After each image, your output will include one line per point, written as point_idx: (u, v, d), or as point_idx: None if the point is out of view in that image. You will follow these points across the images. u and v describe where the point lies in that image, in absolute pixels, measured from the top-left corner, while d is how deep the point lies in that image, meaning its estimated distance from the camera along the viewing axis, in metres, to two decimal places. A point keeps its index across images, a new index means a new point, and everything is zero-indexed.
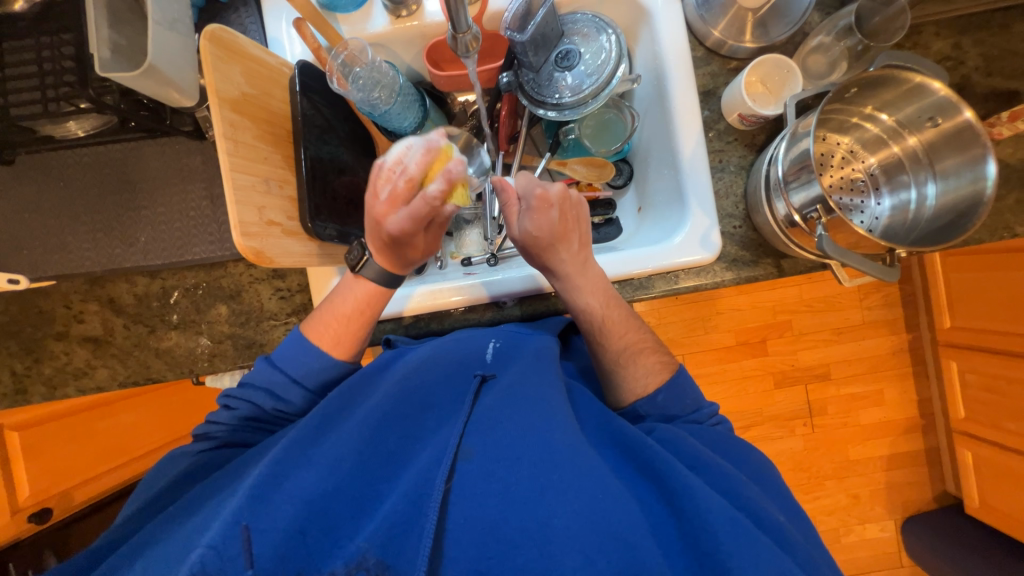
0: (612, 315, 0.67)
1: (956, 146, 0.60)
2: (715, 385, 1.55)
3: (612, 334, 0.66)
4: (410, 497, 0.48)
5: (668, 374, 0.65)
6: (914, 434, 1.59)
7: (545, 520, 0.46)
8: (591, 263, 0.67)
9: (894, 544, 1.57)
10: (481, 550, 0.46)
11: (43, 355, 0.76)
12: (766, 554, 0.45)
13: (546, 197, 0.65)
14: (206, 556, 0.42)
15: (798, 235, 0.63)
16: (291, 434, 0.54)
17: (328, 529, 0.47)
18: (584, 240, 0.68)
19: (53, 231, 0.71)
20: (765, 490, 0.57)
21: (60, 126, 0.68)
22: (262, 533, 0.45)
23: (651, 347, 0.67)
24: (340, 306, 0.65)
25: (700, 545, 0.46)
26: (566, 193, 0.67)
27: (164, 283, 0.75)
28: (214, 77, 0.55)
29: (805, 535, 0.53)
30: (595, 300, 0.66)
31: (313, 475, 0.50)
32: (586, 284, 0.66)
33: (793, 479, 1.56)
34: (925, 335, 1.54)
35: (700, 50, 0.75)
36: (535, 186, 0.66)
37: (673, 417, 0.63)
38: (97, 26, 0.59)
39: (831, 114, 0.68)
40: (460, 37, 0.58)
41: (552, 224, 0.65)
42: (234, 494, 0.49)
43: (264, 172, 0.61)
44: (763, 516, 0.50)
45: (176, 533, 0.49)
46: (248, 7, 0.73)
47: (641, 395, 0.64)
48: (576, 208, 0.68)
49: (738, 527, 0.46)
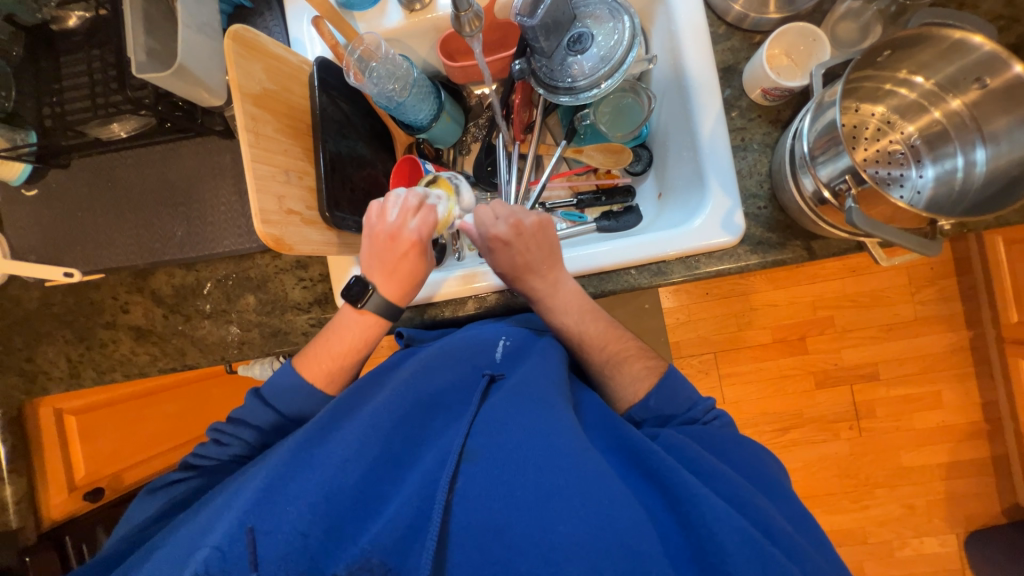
0: (593, 331, 0.69)
1: (1008, 105, 0.55)
2: (750, 385, 1.47)
3: (595, 345, 0.68)
4: (415, 501, 0.50)
5: (657, 378, 0.64)
6: (979, 441, 1.44)
7: (550, 527, 0.46)
8: (562, 282, 0.69)
9: (956, 560, 1.44)
10: (486, 555, 0.47)
11: (93, 342, 0.82)
12: (773, 563, 0.43)
13: (498, 238, 0.68)
14: (209, 558, 0.45)
15: (829, 213, 0.59)
16: (296, 437, 0.56)
17: (335, 533, 0.48)
18: (552, 259, 0.69)
19: (102, 228, 0.77)
20: (772, 500, 0.54)
21: (106, 128, 0.74)
22: (266, 535, 0.47)
23: (636, 354, 0.68)
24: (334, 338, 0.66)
25: (705, 554, 0.45)
26: (519, 223, 0.68)
27: (199, 275, 0.80)
28: (238, 73, 0.58)
29: (816, 549, 0.51)
30: (571, 319, 0.68)
31: (316, 477, 0.51)
32: (561, 306, 0.69)
33: (838, 485, 1.46)
34: (989, 332, 1.40)
35: (720, 27, 0.72)
36: (490, 225, 0.68)
37: (667, 418, 0.62)
38: (135, 32, 0.64)
39: (860, 82, 0.64)
40: (462, 15, 0.60)
41: (512, 259, 0.68)
42: (242, 493, 0.51)
43: (283, 163, 0.64)
44: (769, 526, 0.48)
45: (188, 526, 0.52)
46: (273, 11, 0.77)
47: (632, 402, 0.64)
48: (537, 233, 0.69)
49: (745, 536, 0.44)
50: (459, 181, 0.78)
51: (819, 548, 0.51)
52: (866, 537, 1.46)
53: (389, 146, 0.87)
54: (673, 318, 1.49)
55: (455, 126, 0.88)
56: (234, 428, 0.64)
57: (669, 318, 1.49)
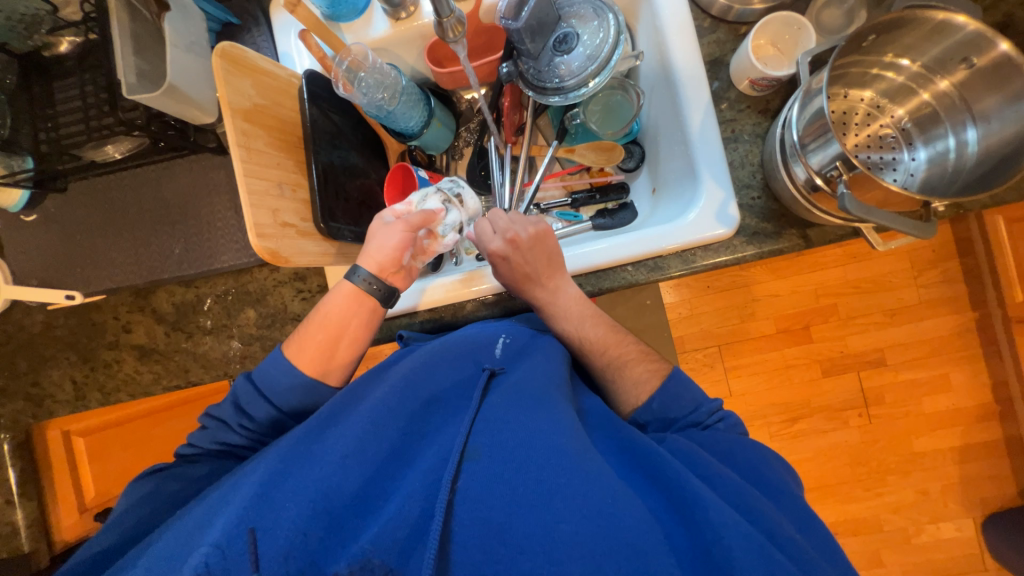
0: (593, 336, 0.69)
1: (995, 84, 0.55)
2: (756, 376, 1.47)
3: (594, 349, 0.69)
4: (416, 502, 0.50)
5: (658, 380, 0.64)
6: (990, 423, 1.43)
7: (551, 525, 0.46)
8: (563, 289, 0.70)
9: (973, 544, 1.42)
10: (487, 554, 0.47)
11: (97, 363, 0.82)
12: (779, 568, 0.43)
13: (496, 254, 0.68)
14: (209, 556, 0.44)
15: (821, 199, 0.59)
16: (296, 435, 0.56)
17: (333, 532, 0.49)
18: (551, 267, 0.69)
19: (101, 248, 0.78)
20: (780, 507, 0.53)
21: (100, 151, 0.74)
22: (267, 533, 0.47)
23: (637, 357, 0.67)
24: (324, 332, 0.66)
25: (710, 555, 0.44)
26: (515, 238, 0.69)
27: (199, 291, 0.80)
28: (226, 90, 0.59)
29: (824, 556, 0.50)
30: (571, 325, 0.69)
31: (317, 474, 0.51)
32: (562, 313, 0.69)
33: (850, 474, 1.45)
34: (995, 312, 1.39)
35: (705, 20, 0.72)
36: (488, 241, 0.69)
37: (671, 421, 0.62)
38: (124, 55, 0.65)
39: (847, 68, 0.63)
40: (444, 22, 0.60)
41: (512, 273, 0.68)
42: (240, 491, 0.51)
43: (276, 177, 0.65)
44: (774, 530, 0.47)
45: (184, 521, 0.52)
46: (260, 27, 0.78)
47: (636, 406, 0.64)
48: (534, 245, 0.69)
49: (750, 539, 0.44)
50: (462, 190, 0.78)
51: (827, 553, 0.50)
52: (881, 525, 1.44)
53: (381, 155, 0.88)
54: (675, 313, 1.48)
55: (446, 131, 0.88)
56: (221, 408, 0.65)
57: (671, 313, 1.49)
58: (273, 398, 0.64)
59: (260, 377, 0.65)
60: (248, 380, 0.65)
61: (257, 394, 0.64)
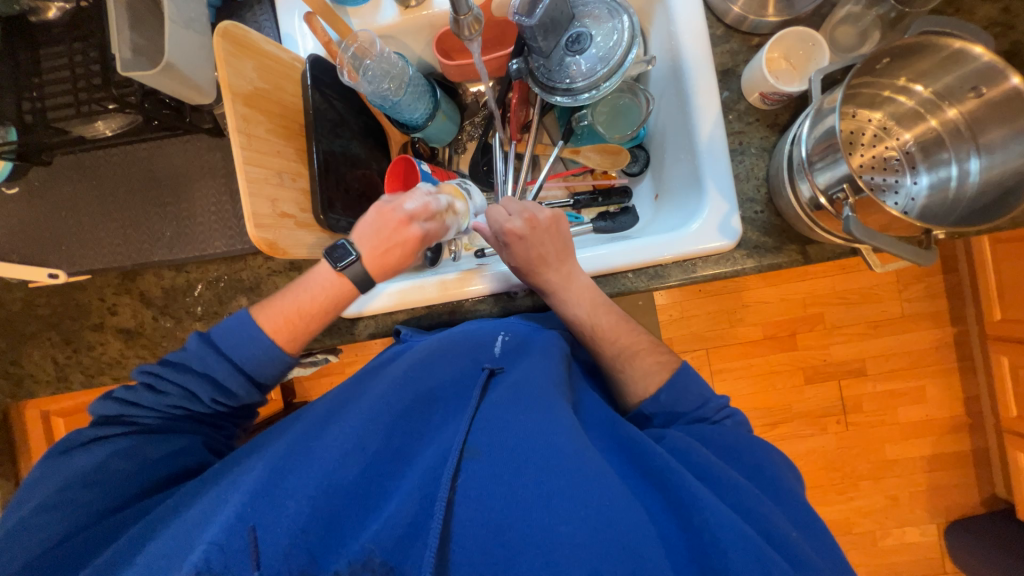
0: (603, 323, 0.68)
1: (1003, 117, 0.55)
2: (741, 380, 1.49)
3: (606, 337, 0.68)
4: (416, 498, 0.50)
5: (668, 373, 0.64)
6: (961, 434, 1.48)
7: (551, 527, 0.47)
8: (576, 274, 0.69)
9: (936, 549, 1.48)
10: (487, 555, 0.47)
11: (80, 345, 0.80)
12: (775, 566, 0.44)
13: (514, 231, 0.68)
14: (208, 553, 0.44)
15: (824, 218, 0.60)
16: (293, 434, 0.56)
17: (332, 529, 0.48)
18: (565, 251, 0.69)
19: (87, 227, 0.75)
20: (774, 500, 0.54)
21: (89, 126, 0.71)
22: (267, 530, 0.46)
23: (648, 347, 0.67)
24: (303, 305, 0.63)
25: (706, 556, 0.46)
26: (533, 219, 0.69)
27: (189, 276, 0.78)
28: (228, 72, 0.57)
29: (820, 554, 0.51)
30: (583, 310, 0.68)
31: (315, 470, 0.51)
32: (575, 297, 0.68)
33: (824, 479, 1.50)
34: (973, 328, 1.44)
35: (719, 28, 0.72)
36: (504, 220, 0.69)
37: (678, 414, 0.62)
38: (119, 27, 0.62)
39: (859, 88, 0.64)
40: (461, 19, 0.59)
41: (527, 252, 0.68)
42: (241, 485, 0.51)
43: (276, 165, 0.63)
44: (770, 530, 0.48)
45: (183, 519, 0.51)
46: (262, 5, 0.75)
47: (643, 396, 0.65)
48: (550, 228, 0.70)
49: (745, 541, 0.45)
50: (469, 186, 0.79)
51: (824, 551, 0.51)
52: (850, 528, 1.50)
53: (383, 145, 0.86)
54: (666, 315, 1.50)
55: (451, 125, 0.86)
56: (178, 373, 0.60)
57: (662, 315, 1.50)
58: (241, 364, 0.60)
59: (224, 342, 0.60)
60: (207, 343, 0.60)
61: (221, 362, 0.60)
